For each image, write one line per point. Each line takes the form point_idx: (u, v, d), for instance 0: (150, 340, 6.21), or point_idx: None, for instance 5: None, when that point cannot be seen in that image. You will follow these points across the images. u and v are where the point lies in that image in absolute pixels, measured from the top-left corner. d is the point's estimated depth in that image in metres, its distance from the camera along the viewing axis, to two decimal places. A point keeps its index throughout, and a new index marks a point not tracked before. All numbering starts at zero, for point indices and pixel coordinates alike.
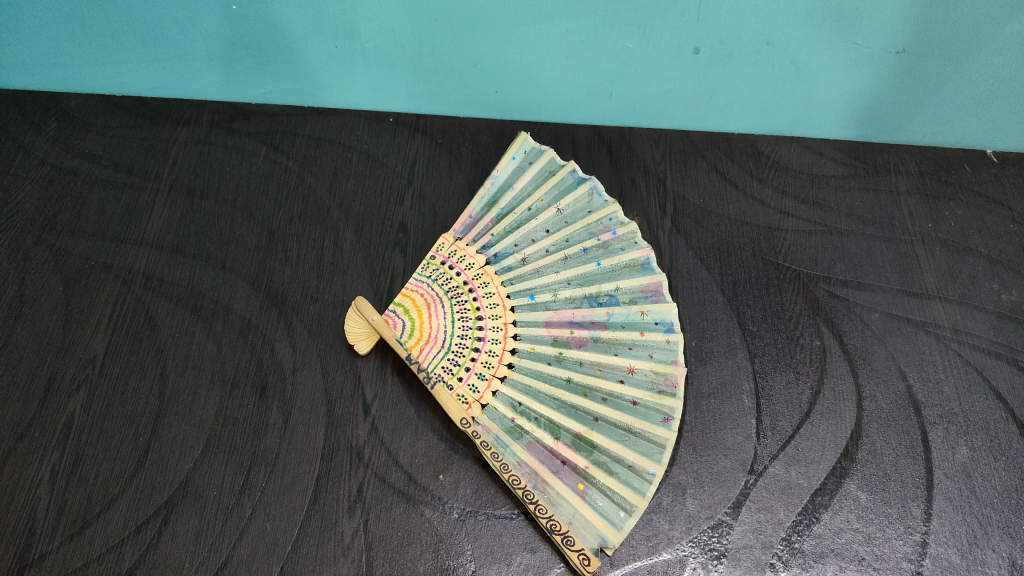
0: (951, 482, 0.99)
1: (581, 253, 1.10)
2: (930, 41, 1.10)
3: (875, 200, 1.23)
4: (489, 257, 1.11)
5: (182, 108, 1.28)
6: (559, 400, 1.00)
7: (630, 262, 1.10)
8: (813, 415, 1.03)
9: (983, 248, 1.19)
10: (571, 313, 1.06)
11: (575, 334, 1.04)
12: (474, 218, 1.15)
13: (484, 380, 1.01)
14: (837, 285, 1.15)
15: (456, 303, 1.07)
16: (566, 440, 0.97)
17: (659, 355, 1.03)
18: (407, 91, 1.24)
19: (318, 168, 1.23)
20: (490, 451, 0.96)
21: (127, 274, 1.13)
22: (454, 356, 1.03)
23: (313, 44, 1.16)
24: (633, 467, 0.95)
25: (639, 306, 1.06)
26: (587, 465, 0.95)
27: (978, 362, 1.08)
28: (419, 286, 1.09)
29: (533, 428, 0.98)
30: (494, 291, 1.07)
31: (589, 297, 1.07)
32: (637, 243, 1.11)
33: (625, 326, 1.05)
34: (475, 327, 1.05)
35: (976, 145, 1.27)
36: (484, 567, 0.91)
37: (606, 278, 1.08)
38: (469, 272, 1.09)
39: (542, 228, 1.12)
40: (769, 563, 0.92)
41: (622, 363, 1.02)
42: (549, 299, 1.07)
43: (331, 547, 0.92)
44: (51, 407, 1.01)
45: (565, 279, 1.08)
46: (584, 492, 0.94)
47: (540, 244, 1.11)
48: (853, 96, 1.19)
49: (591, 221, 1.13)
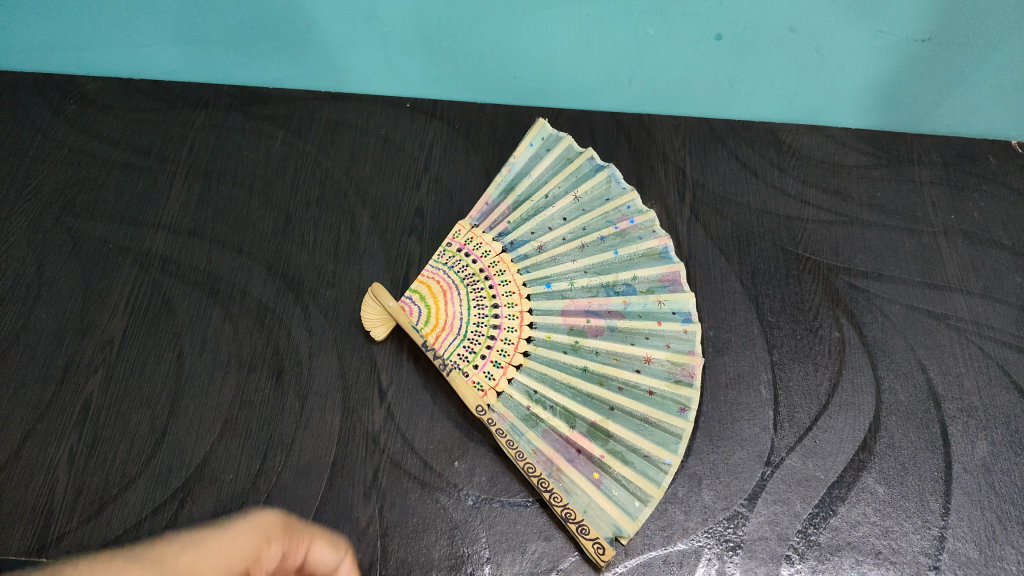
0: (970, 477, 0.98)
1: (598, 242, 1.10)
2: (957, 29, 1.08)
3: (897, 190, 1.22)
4: (506, 245, 1.10)
5: (200, 92, 1.28)
6: (574, 388, 0.99)
7: (647, 251, 1.09)
8: (831, 407, 1.02)
9: (1006, 240, 1.17)
10: (587, 301, 1.05)
11: (592, 323, 1.04)
12: (491, 205, 1.14)
13: (500, 368, 1.01)
14: (857, 276, 1.14)
15: (472, 290, 1.06)
16: (581, 429, 0.97)
17: (676, 344, 1.03)
18: (425, 76, 1.23)
19: (335, 152, 1.23)
20: (505, 438, 0.95)
21: (145, 257, 1.13)
22: (470, 343, 1.02)
23: (330, 29, 1.15)
24: (649, 457, 0.95)
25: (657, 295, 1.06)
26: (602, 455, 0.95)
27: (1000, 356, 1.07)
28: (435, 273, 1.09)
29: (548, 416, 0.97)
30: (510, 279, 1.07)
31: (606, 286, 1.07)
32: (655, 232, 1.11)
33: (643, 316, 1.04)
34: (491, 314, 1.04)
35: (1001, 135, 1.26)
36: (499, 554, 0.91)
37: (623, 267, 1.08)
38: (485, 259, 1.09)
39: (559, 216, 1.12)
40: (785, 556, 0.92)
41: (639, 352, 1.02)
42: (565, 287, 1.06)
43: (347, 531, 0.92)
44: (70, 388, 1.02)
45: (582, 267, 1.08)
46: (599, 481, 0.93)
47: (557, 231, 1.10)
48: (877, 83, 1.18)
49: (609, 209, 1.12)
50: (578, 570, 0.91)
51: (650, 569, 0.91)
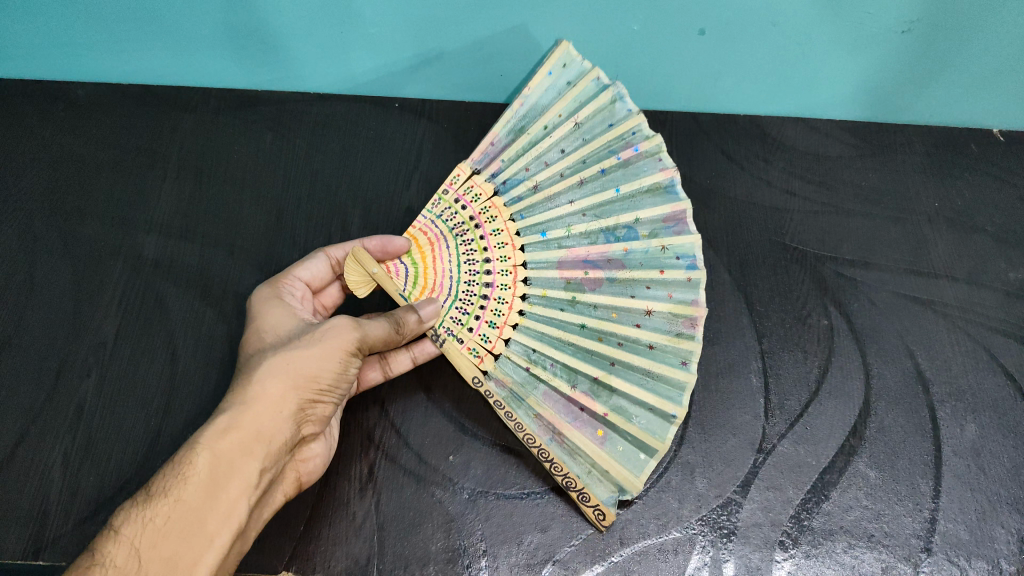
0: (960, 459, 0.99)
1: (598, 176, 1.06)
2: (936, 21, 1.08)
3: (883, 179, 1.23)
4: (498, 185, 1.08)
5: (190, 96, 1.27)
6: (573, 345, 1.00)
7: (651, 186, 1.05)
8: (821, 393, 1.03)
9: (990, 226, 1.19)
10: (585, 251, 1.04)
11: (589, 276, 1.03)
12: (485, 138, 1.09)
13: (495, 328, 1.01)
14: (844, 265, 1.15)
15: (462, 242, 1.06)
16: (583, 387, 0.98)
17: (679, 294, 1.00)
18: (411, 78, 1.23)
19: (324, 153, 1.23)
20: (503, 409, 0.96)
21: (137, 260, 1.14)
22: (462, 304, 1.03)
23: (315, 34, 1.14)
24: (653, 411, 0.96)
25: (660, 239, 1.03)
26: (606, 413, 0.96)
27: (986, 340, 1.09)
28: (423, 223, 1.08)
29: (548, 377, 0.98)
30: (501, 228, 1.06)
31: (606, 231, 1.04)
32: (662, 161, 1.06)
33: (645, 264, 1.02)
34: (482, 272, 1.04)
35: (983, 124, 1.26)
36: (495, 546, 0.92)
37: (624, 207, 1.05)
38: (475, 205, 1.07)
39: (556, 147, 1.08)
40: (780, 542, 0.93)
41: (640, 304, 1.00)
42: (562, 235, 1.05)
43: (344, 526, 0.93)
44: (64, 390, 1.02)
45: (581, 210, 1.06)
46: (603, 439, 0.95)
47: (554, 167, 1.07)
48: (860, 76, 1.17)
49: (611, 137, 1.07)
50: (574, 560, 0.92)
51: (646, 557, 0.92)
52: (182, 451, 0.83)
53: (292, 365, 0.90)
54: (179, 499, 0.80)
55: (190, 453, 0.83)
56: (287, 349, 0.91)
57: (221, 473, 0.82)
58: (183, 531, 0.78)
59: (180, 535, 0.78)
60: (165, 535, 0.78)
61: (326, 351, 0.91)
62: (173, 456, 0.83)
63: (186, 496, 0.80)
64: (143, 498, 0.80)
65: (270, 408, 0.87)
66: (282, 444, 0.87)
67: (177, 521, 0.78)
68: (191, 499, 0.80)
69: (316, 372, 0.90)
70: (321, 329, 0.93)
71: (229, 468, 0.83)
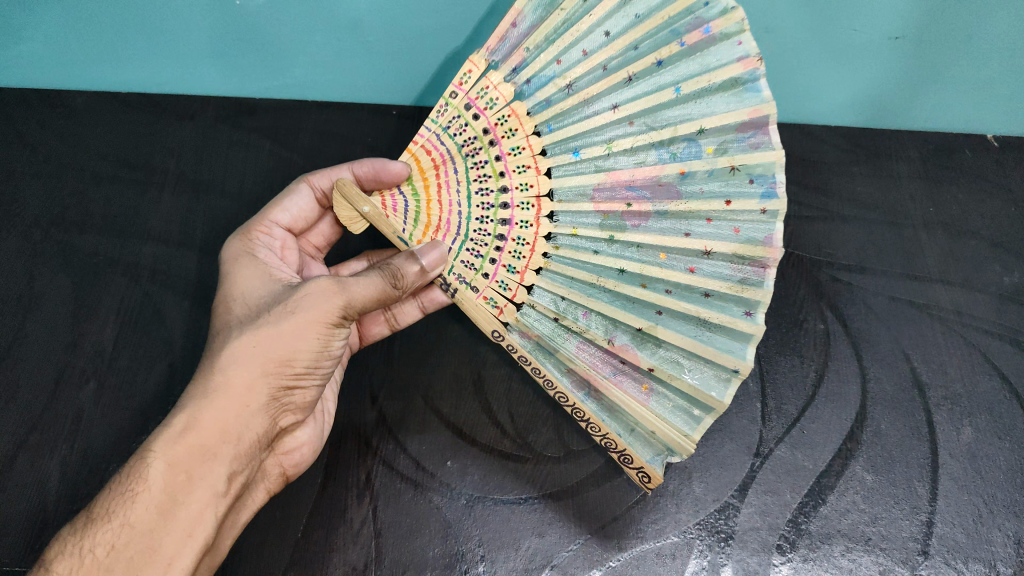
0: (956, 462, 0.99)
1: (655, 69, 0.94)
2: (928, 28, 1.08)
3: (878, 185, 1.24)
4: (522, 87, 1.00)
5: (187, 104, 1.28)
6: (613, 291, 0.95)
7: (726, 81, 0.90)
8: (818, 398, 1.04)
9: (985, 231, 1.19)
10: (627, 176, 0.96)
11: (634, 209, 0.96)
12: (504, 23, 0.97)
13: (516, 275, 0.99)
14: (840, 270, 1.16)
15: (474, 166, 1.01)
16: (624, 338, 0.94)
17: (750, 231, 0.91)
18: (408, 85, 1.24)
19: (322, 160, 1.24)
20: (531, 365, 0.94)
21: (135, 268, 1.14)
22: (475, 246, 1.00)
23: (312, 42, 1.14)
24: (705, 366, 0.90)
25: (729, 157, 0.91)
26: (652, 368, 0.91)
27: (981, 344, 1.09)
28: (431, 140, 1.04)
29: (584, 328, 0.95)
30: (522, 145, 1.00)
31: (658, 145, 0.95)
32: (741, 45, 0.89)
33: (708, 191, 0.93)
34: (497, 205, 1.00)
35: (977, 130, 1.26)
36: (493, 551, 0.92)
37: (683, 107, 0.93)
38: (492, 115, 1.01)
39: (601, 31, 0.95)
40: (777, 546, 0.93)
41: (697, 244, 0.92)
42: (600, 154, 0.98)
43: (342, 533, 0.93)
44: (63, 398, 1.03)
45: (628, 113, 0.96)
46: (648, 395, 0.92)
47: (597, 58, 0.96)
48: (855, 82, 1.18)
49: (675, 14, 0.91)
50: (572, 565, 0.92)
51: (643, 561, 0.92)
52: (130, 464, 0.80)
53: (262, 347, 0.85)
54: (127, 524, 0.77)
55: (140, 467, 0.79)
56: (257, 326, 0.87)
57: (176, 490, 0.79)
58: (132, 558, 0.76)
59: (128, 563, 0.76)
60: (111, 563, 0.75)
61: (300, 328, 0.86)
62: (126, 465, 0.80)
63: (134, 518, 0.77)
64: (86, 522, 0.77)
65: (235, 404, 0.84)
66: (253, 440, 0.85)
67: (125, 548, 0.76)
68: (140, 522, 0.77)
69: (290, 354, 0.86)
70: (296, 298, 0.87)
71: (184, 483, 0.80)
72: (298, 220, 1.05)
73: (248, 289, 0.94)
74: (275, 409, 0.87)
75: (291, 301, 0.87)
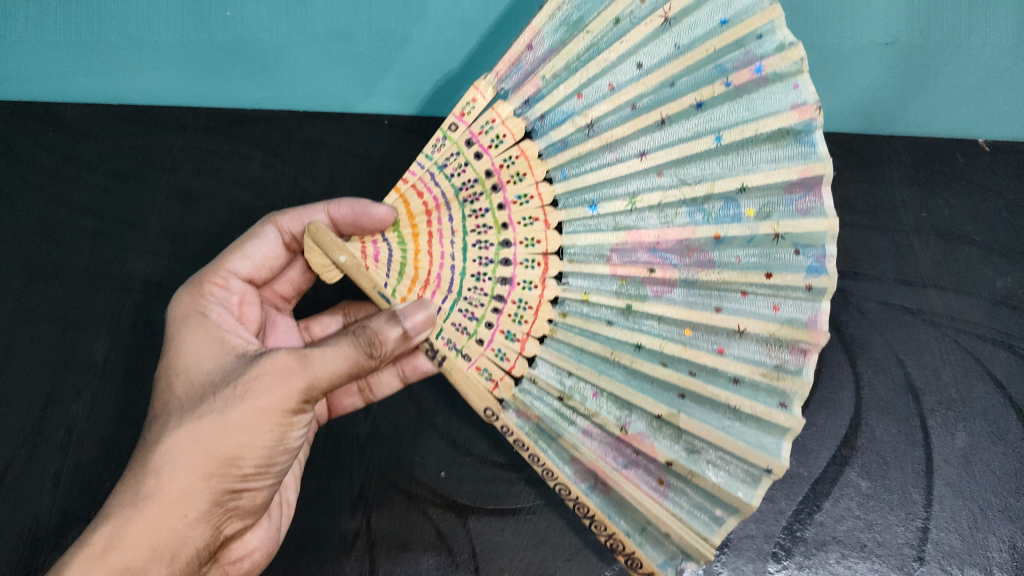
0: (950, 468, 1.01)
1: (693, 112, 0.85)
2: (916, 31, 1.10)
3: (870, 191, 1.21)
4: (533, 124, 0.91)
5: (176, 115, 1.24)
6: (628, 370, 0.89)
7: (774, 134, 0.82)
8: (812, 404, 1.04)
9: (978, 237, 1.18)
10: (653, 240, 0.89)
11: (656, 276, 0.89)
12: (518, 44, 0.88)
13: (516, 344, 0.91)
14: (834, 276, 1.15)
15: (473, 215, 0.92)
16: (638, 425, 0.88)
17: (788, 311, 0.84)
18: (399, 95, 1.22)
19: (313, 170, 1.22)
20: (530, 453, 0.89)
21: (127, 281, 1.14)
22: (469, 305, 0.91)
23: (307, 52, 1.16)
24: (727, 468, 0.85)
25: (772, 223, 0.83)
26: (670, 462, 0.86)
27: (975, 349, 1.09)
28: (423, 180, 0.93)
29: (595, 411, 0.90)
30: (531, 194, 0.92)
31: (690, 203, 0.87)
32: (797, 89, 0.80)
33: (749, 265, 0.85)
34: (497, 261, 0.92)
35: (966, 134, 1.23)
36: (488, 563, 0.96)
37: (723, 152, 0.84)
38: (497, 156, 0.91)
39: (632, 62, 0.87)
40: (772, 553, 0.97)
41: (729, 322, 0.85)
42: (619, 210, 0.90)
43: (336, 545, 0.96)
44: (56, 412, 1.04)
45: (655, 163, 0.87)
46: (662, 492, 0.87)
47: (623, 97, 0.88)
48: (850, 91, 1.17)
49: (719, 48, 0.83)
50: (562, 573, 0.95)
51: None
52: None
53: (202, 445, 0.80)
54: None
55: None
56: (197, 420, 0.81)
57: None
58: None
59: None
60: None
61: (246, 421, 0.81)
62: None
63: None
64: None
65: (172, 511, 0.79)
66: (195, 551, 0.80)
67: None
68: None
69: (234, 453, 0.80)
70: (245, 383, 0.82)
71: None
72: (258, 268, 1.01)
73: (196, 364, 0.88)
74: (224, 510, 0.82)
75: (240, 388, 0.82)
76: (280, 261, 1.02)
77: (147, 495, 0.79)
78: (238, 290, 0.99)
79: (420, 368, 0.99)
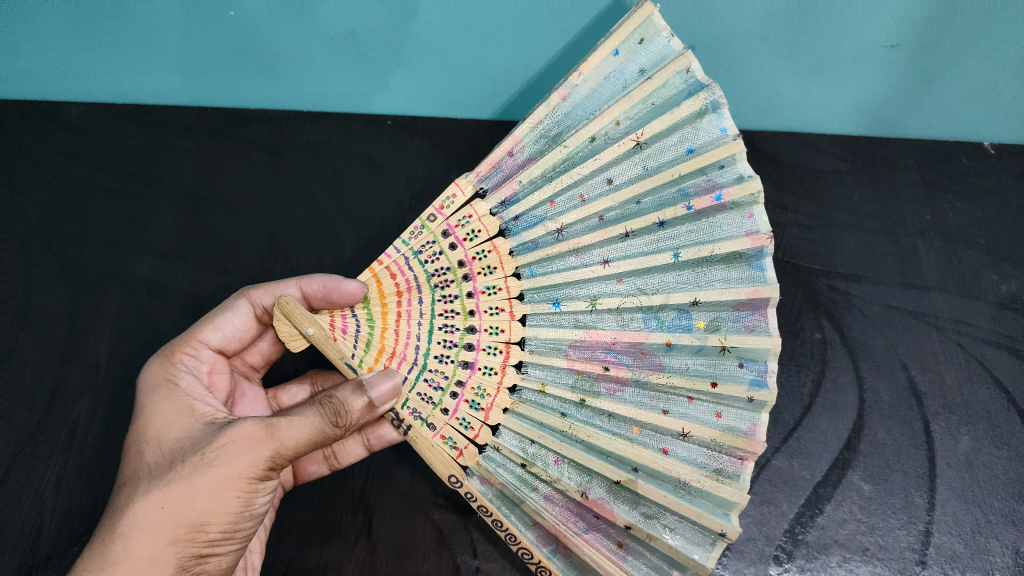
0: (953, 472, 1.01)
1: (655, 229, 0.94)
2: (930, 37, 1.06)
3: (873, 193, 1.22)
4: (507, 223, 0.98)
5: (183, 115, 1.26)
6: (586, 445, 0.93)
7: (729, 256, 0.92)
8: (814, 407, 1.05)
9: (982, 239, 1.17)
10: (609, 340, 0.95)
11: (611, 373, 0.95)
12: (500, 151, 0.97)
13: (480, 413, 0.95)
14: (837, 279, 1.15)
15: (442, 298, 0.96)
16: (598, 491, 0.91)
17: (731, 420, 0.92)
18: (404, 96, 1.23)
19: (318, 172, 1.24)
20: (493, 517, 0.90)
21: (131, 281, 1.15)
22: (435, 377, 0.95)
23: (309, 53, 1.13)
24: (684, 527, 0.89)
25: (720, 336, 0.92)
26: (629, 525, 0.89)
27: (979, 352, 1.09)
28: (395, 262, 0.97)
29: (555, 477, 0.92)
30: (499, 286, 0.97)
31: (646, 309, 0.94)
32: (752, 219, 0.91)
33: (696, 370, 0.93)
34: (461, 342, 0.96)
35: (973, 137, 1.23)
36: (489, 563, 0.96)
37: (677, 269, 0.93)
38: (469, 250, 0.97)
39: (602, 176, 0.95)
40: (774, 556, 0.96)
41: (675, 425, 0.93)
42: (580, 308, 0.96)
43: (337, 544, 0.97)
44: (59, 411, 1.05)
45: (615, 270, 0.95)
46: (624, 552, 0.89)
47: (594, 208, 0.95)
48: (854, 91, 1.16)
49: (686, 174, 0.92)
50: None
51: None
52: None
53: (169, 511, 0.80)
54: None
55: None
56: (167, 485, 0.81)
57: None
58: None
59: None
60: None
61: (214, 488, 0.81)
62: None
63: None
64: None
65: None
66: None
67: None
68: None
69: (202, 519, 0.80)
70: (214, 450, 0.82)
71: None
72: (229, 339, 1.01)
73: (165, 429, 0.88)
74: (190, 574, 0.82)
75: (209, 455, 0.82)
76: (251, 334, 1.02)
77: (114, 556, 0.79)
78: (208, 359, 1.00)
79: (386, 438, 0.99)
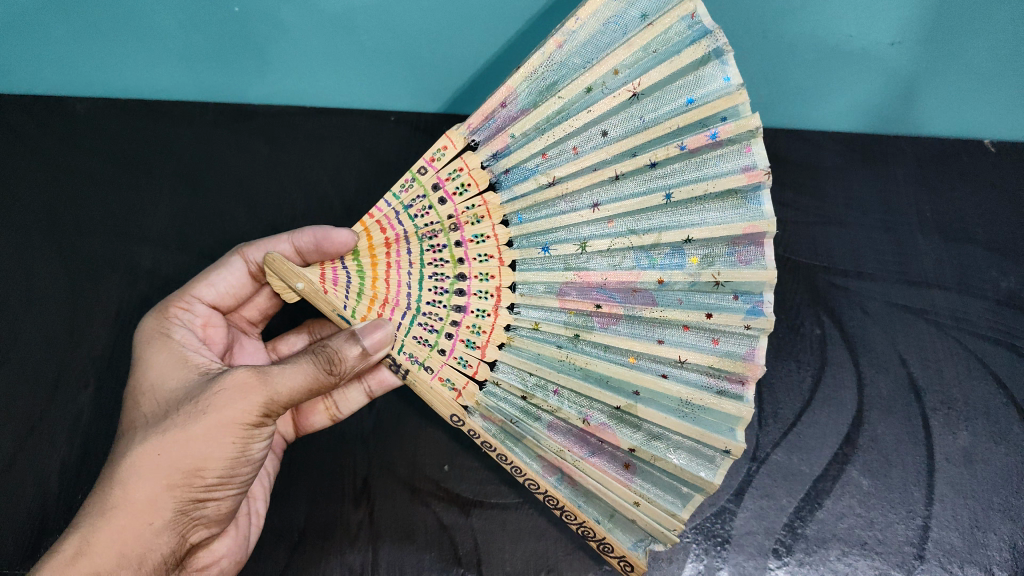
0: (952, 466, 1.01)
1: (648, 170, 0.93)
2: (928, 32, 1.06)
3: (873, 190, 1.22)
4: (497, 175, 0.98)
5: (183, 108, 1.26)
6: (585, 370, 0.95)
7: (725, 194, 0.91)
8: (814, 402, 1.05)
9: (981, 236, 1.18)
10: (600, 279, 0.95)
11: (601, 310, 0.95)
12: (492, 102, 0.95)
13: (476, 351, 0.96)
14: (836, 275, 1.15)
15: (432, 249, 0.98)
16: (598, 420, 0.93)
17: (728, 345, 0.93)
18: (405, 91, 1.23)
19: (320, 165, 1.24)
20: (497, 454, 0.93)
21: (133, 272, 1.15)
22: (428, 320, 0.96)
23: (311, 46, 1.13)
24: (688, 447, 0.91)
25: (715, 270, 0.92)
26: (633, 448, 0.91)
27: (978, 349, 1.09)
28: (385, 214, 0.98)
29: (554, 407, 0.94)
30: (487, 235, 0.98)
31: (639, 249, 0.94)
32: (750, 154, 0.90)
33: (688, 302, 0.93)
34: (451, 290, 0.97)
35: (974, 134, 1.23)
36: (490, 552, 0.97)
37: (672, 215, 0.93)
38: (460, 203, 0.98)
39: (597, 127, 0.94)
40: (773, 551, 0.97)
41: (671, 353, 0.93)
42: (570, 252, 0.97)
43: (339, 535, 0.97)
44: (62, 401, 1.05)
45: (606, 212, 0.94)
46: (630, 473, 0.92)
47: (584, 159, 0.94)
48: (854, 87, 1.16)
49: (685, 125, 0.90)
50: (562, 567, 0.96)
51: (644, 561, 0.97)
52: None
53: (167, 456, 0.82)
54: None
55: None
56: (163, 432, 0.83)
57: None
58: None
59: None
60: None
61: (209, 433, 0.82)
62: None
63: None
64: None
65: (140, 520, 0.81)
66: (160, 558, 0.82)
67: None
68: None
69: (198, 464, 0.82)
70: (209, 398, 0.84)
71: None
72: (223, 296, 1.02)
73: (162, 380, 0.90)
74: (191, 517, 0.84)
75: (204, 402, 0.84)
76: (246, 290, 1.03)
77: (115, 499, 0.81)
78: (203, 314, 1.01)
79: (385, 382, 1.01)
